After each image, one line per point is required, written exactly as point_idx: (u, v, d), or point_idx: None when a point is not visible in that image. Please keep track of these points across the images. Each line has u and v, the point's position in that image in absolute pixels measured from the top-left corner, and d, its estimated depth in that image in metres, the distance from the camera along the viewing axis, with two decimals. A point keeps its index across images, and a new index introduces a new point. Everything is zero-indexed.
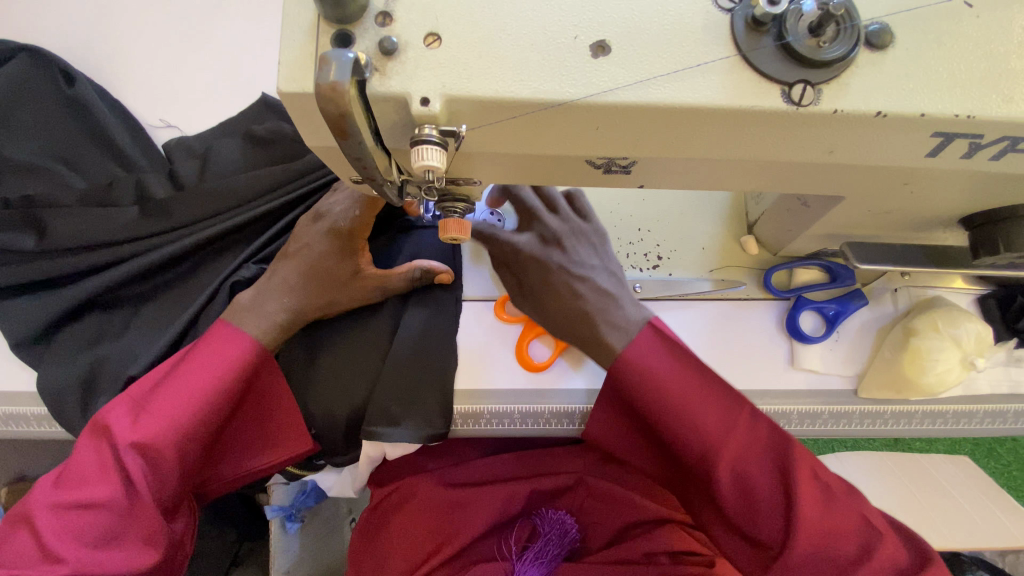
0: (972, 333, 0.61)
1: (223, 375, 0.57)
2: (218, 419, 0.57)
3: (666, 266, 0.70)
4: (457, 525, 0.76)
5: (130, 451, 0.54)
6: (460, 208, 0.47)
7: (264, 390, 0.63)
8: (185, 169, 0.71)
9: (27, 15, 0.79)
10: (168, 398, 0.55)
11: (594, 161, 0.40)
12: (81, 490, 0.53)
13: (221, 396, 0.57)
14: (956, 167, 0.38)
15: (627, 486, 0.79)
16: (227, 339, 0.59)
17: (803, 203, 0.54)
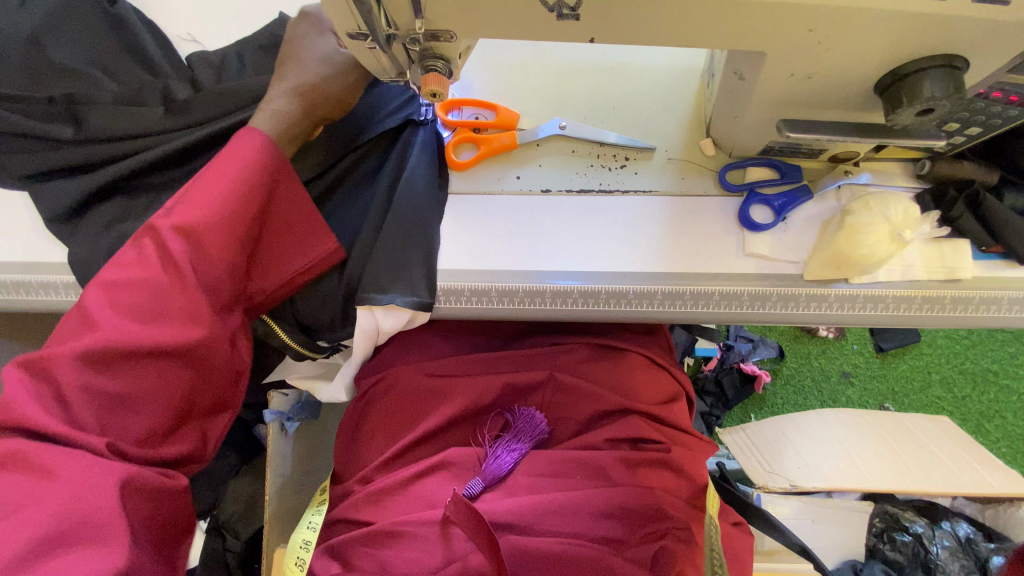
0: (899, 211, 0.70)
1: (243, 167, 0.65)
2: (242, 211, 0.64)
3: (632, 165, 0.78)
4: (430, 412, 0.80)
5: (172, 233, 0.62)
6: (441, 67, 0.56)
7: (286, 193, 0.69)
8: (206, 77, 0.80)
9: None
10: (197, 190, 0.63)
11: (547, 1, 0.48)
12: (134, 273, 0.61)
13: (242, 182, 0.65)
14: (845, 3, 0.48)
15: (597, 381, 0.82)
16: (243, 141, 0.66)
17: (740, 77, 0.62)
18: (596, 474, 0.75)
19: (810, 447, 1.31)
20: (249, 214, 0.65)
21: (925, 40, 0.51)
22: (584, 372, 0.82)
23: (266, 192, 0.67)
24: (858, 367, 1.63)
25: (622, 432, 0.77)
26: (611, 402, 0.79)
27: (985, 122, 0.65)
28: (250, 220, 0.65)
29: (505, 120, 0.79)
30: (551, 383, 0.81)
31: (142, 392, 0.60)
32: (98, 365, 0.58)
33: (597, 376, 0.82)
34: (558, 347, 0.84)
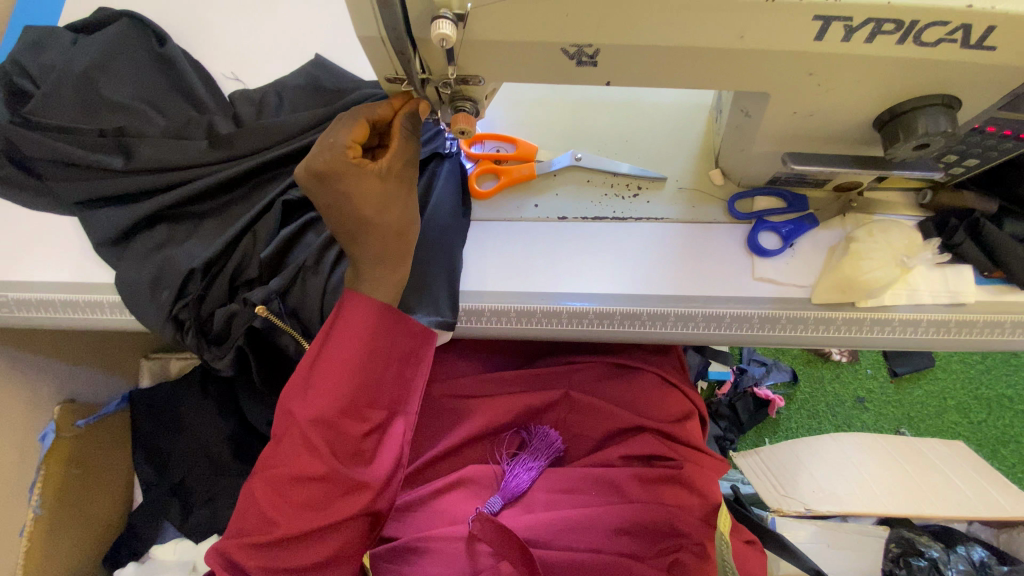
0: (902, 239, 0.73)
1: (363, 333, 0.68)
2: (371, 352, 0.68)
3: (644, 195, 0.82)
4: (451, 429, 0.83)
5: (316, 431, 0.66)
6: (469, 106, 0.61)
7: (401, 330, 0.70)
8: (247, 113, 0.86)
9: None
10: (326, 382, 0.66)
11: (568, 51, 0.53)
12: (292, 469, 0.66)
13: (365, 356, 0.68)
14: (841, 49, 0.51)
15: (612, 400, 0.85)
16: (353, 309, 0.67)
17: (746, 114, 0.66)
18: (612, 490, 0.77)
19: (824, 470, 1.31)
20: (375, 363, 0.69)
21: (919, 83, 0.55)
22: (598, 392, 0.85)
23: (383, 339, 0.69)
24: (872, 392, 1.63)
25: (636, 449, 0.80)
26: (624, 421, 0.82)
27: (982, 155, 0.69)
28: (380, 354, 0.69)
29: (524, 153, 0.84)
30: (567, 401, 0.84)
31: (331, 554, 0.68)
32: (285, 548, 0.66)
33: (611, 396, 0.85)
34: (574, 366, 0.87)
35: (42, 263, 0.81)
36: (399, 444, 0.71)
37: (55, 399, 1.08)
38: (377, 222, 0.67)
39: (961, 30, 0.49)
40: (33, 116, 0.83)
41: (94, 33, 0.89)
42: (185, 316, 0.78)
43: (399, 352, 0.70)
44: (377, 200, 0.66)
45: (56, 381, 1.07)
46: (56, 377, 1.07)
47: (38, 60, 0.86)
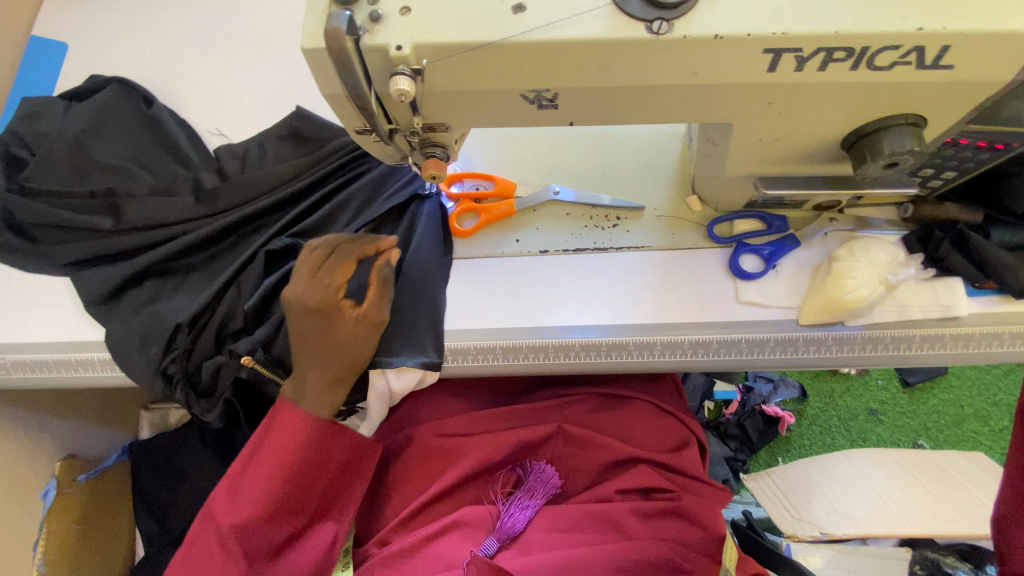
0: (883, 256, 0.72)
1: (291, 443, 0.70)
2: (303, 465, 0.71)
3: (624, 224, 0.83)
4: (445, 470, 0.81)
5: (240, 533, 0.68)
6: (439, 152, 0.63)
7: (336, 444, 0.73)
8: (232, 165, 0.89)
9: (112, 59, 1.00)
10: (250, 487, 0.69)
11: (527, 96, 0.54)
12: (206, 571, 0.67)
13: (297, 465, 0.70)
14: (797, 79, 0.51)
15: (605, 432, 0.83)
16: (291, 419, 0.71)
17: (713, 143, 0.66)
18: (612, 527, 0.75)
19: (838, 491, 1.26)
20: (304, 476, 0.71)
21: (881, 105, 0.55)
22: (591, 423, 0.84)
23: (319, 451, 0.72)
24: (885, 404, 1.59)
25: (633, 481, 0.78)
26: (620, 452, 0.80)
27: (959, 167, 0.68)
28: (307, 469, 0.71)
29: (503, 189, 0.85)
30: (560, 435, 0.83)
31: None
32: None
33: (603, 427, 0.84)
34: (567, 398, 0.86)
35: (33, 325, 0.82)
36: (322, 551, 0.72)
37: (55, 456, 1.08)
38: (334, 349, 0.71)
39: (914, 52, 0.49)
40: (28, 181, 0.85)
41: (86, 100, 0.93)
42: (174, 370, 0.79)
43: (332, 463, 0.73)
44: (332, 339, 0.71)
45: (56, 439, 1.08)
46: (56, 434, 1.08)
47: (33, 128, 0.90)
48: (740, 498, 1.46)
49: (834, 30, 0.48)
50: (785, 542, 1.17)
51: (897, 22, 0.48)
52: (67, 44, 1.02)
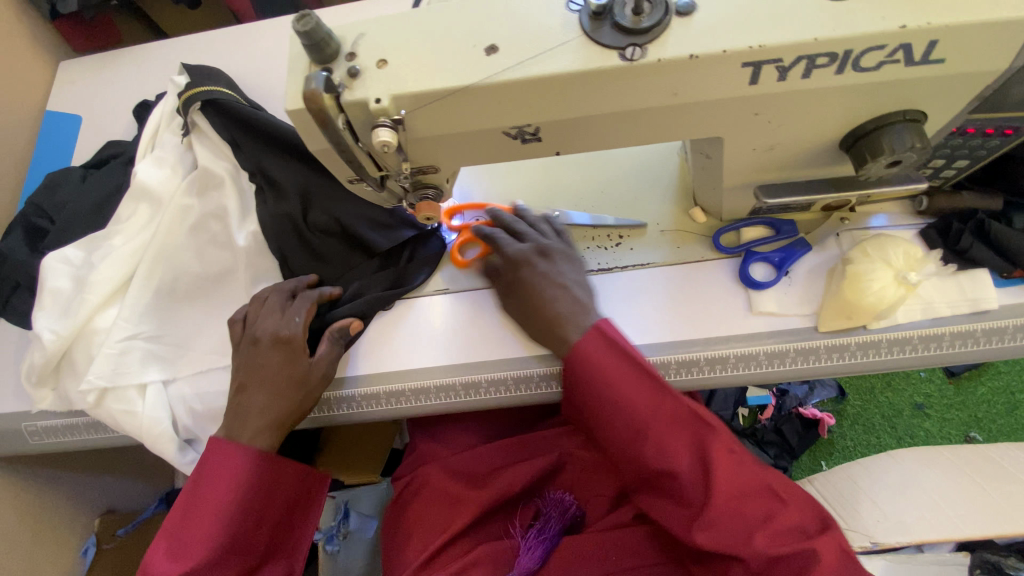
0: (899, 254, 0.69)
1: (225, 491, 0.65)
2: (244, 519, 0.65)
3: (626, 243, 0.81)
4: (462, 506, 0.80)
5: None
6: (431, 193, 0.63)
7: (278, 488, 0.68)
8: (244, 189, 0.86)
9: (124, 128, 1.06)
10: (197, 519, 0.64)
11: (510, 132, 0.55)
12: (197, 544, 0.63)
13: (239, 502, 0.65)
14: (782, 88, 0.50)
15: (642, 409, 0.60)
16: (227, 452, 0.66)
17: (706, 156, 0.65)
18: (661, 490, 0.61)
19: (884, 494, 1.17)
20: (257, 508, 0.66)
21: (877, 104, 0.53)
22: (626, 398, 0.61)
23: (266, 487, 0.68)
24: (931, 397, 1.51)
25: (676, 462, 0.58)
26: (658, 433, 0.59)
27: (971, 155, 0.65)
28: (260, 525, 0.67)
29: (509, 220, 0.84)
30: (592, 403, 0.62)
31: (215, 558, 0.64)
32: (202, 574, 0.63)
33: (638, 400, 0.61)
34: (615, 352, 0.63)
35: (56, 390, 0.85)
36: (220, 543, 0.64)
37: (94, 511, 1.12)
38: None
39: (901, 50, 0.47)
40: (49, 250, 0.90)
41: (102, 168, 0.98)
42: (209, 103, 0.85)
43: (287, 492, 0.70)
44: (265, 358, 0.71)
45: (94, 495, 1.12)
46: (93, 490, 1.11)
47: (52, 199, 0.95)
48: None
49: (813, 38, 0.46)
50: None
51: (877, 22, 0.46)
52: (81, 116, 1.08)
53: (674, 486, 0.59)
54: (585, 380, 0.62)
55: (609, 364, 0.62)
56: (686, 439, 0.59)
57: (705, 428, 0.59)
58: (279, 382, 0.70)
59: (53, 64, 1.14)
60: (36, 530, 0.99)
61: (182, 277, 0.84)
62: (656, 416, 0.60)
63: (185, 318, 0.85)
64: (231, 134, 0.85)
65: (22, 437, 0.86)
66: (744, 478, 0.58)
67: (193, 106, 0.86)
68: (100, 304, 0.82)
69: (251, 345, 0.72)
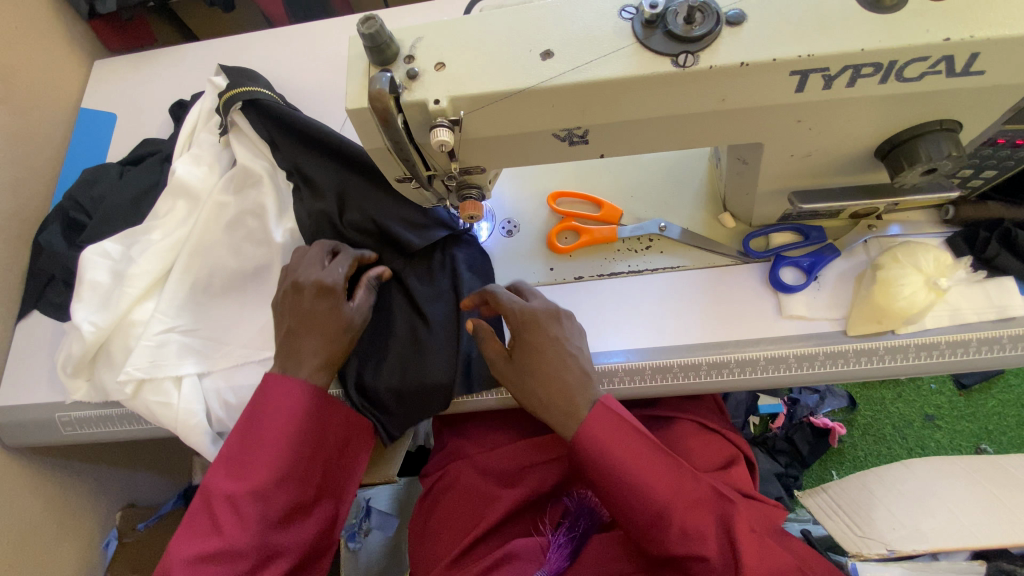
0: (929, 261, 0.71)
1: (287, 414, 0.68)
2: (300, 442, 0.68)
3: (656, 246, 0.83)
4: (491, 506, 0.81)
5: (232, 503, 0.64)
6: (476, 193, 0.65)
7: (331, 419, 0.71)
8: (281, 187, 0.88)
9: (159, 126, 1.08)
10: (260, 444, 0.67)
11: (559, 134, 0.57)
12: (248, 475, 0.65)
13: (297, 432, 0.68)
14: (827, 96, 0.52)
15: (664, 491, 0.63)
16: (287, 386, 0.69)
17: (743, 162, 0.67)
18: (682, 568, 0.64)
19: (901, 504, 1.15)
20: (308, 448, 0.68)
21: (915, 114, 0.55)
22: (649, 481, 0.63)
23: (320, 420, 0.70)
24: (942, 407, 1.52)
25: (703, 545, 0.61)
26: (679, 517, 0.62)
27: (999, 165, 0.67)
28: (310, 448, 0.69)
29: (609, 216, 0.85)
30: (614, 488, 0.64)
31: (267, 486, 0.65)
32: (257, 500, 0.64)
33: (659, 480, 0.63)
34: (624, 429, 0.65)
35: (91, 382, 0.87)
36: (270, 466, 0.65)
37: (117, 505, 1.13)
38: None
39: (943, 61, 0.49)
40: (87, 243, 0.91)
41: (139, 165, 0.99)
42: (250, 103, 0.87)
43: (335, 434, 0.72)
44: (311, 307, 0.73)
45: (118, 489, 1.13)
46: (116, 483, 1.12)
47: (90, 193, 0.96)
48: (795, 515, 1.41)
49: (860, 48, 0.48)
50: (849, 560, 1.04)
51: (922, 34, 0.48)
52: (116, 114, 1.10)
53: (703, 572, 0.61)
54: (602, 466, 0.64)
55: (629, 444, 0.64)
56: (710, 519, 0.63)
57: (723, 510, 0.63)
58: (330, 328, 0.72)
59: (89, 63, 1.16)
60: (61, 522, 0.99)
61: (219, 272, 0.86)
62: (678, 500, 0.63)
63: (221, 312, 0.86)
64: (270, 131, 0.86)
65: (54, 427, 0.87)
66: (773, 560, 0.61)
67: (233, 105, 0.88)
68: (140, 296, 0.83)
69: (293, 292, 0.74)
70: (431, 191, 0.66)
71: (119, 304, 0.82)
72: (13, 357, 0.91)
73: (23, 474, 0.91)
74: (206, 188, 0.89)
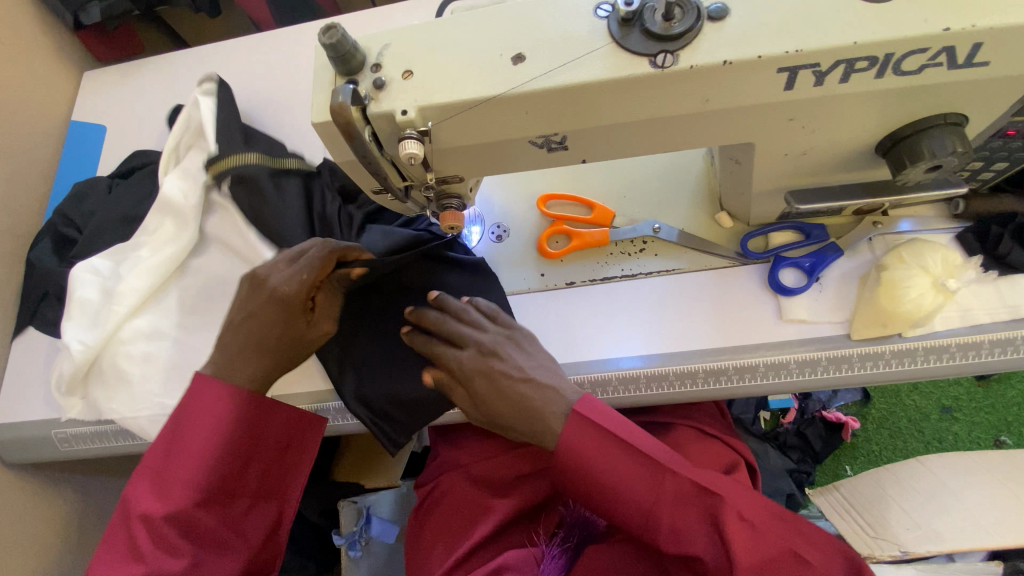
0: (936, 260, 0.67)
1: (207, 422, 0.61)
2: (229, 456, 0.61)
3: (650, 249, 0.80)
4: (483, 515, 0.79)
5: (151, 526, 0.58)
6: (456, 202, 0.62)
7: (270, 422, 0.64)
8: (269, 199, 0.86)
9: (146, 136, 1.07)
10: (180, 460, 0.60)
11: (536, 141, 0.54)
12: (169, 492, 0.59)
13: (225, 441, 0.61)
14: (818, 93, 0.49)
15: (601, 460, 0.60)
16: (207, 391, 0.61)
17: (736, 162, 0.63)
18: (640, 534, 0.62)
19: (917, 503, 1.08)
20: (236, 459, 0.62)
21: (915, 108, 0.52)
22: (582, 448, 0.60)
23: (252, 427, 0.63)
24: (960, 400, 1.47)
25: (643, 497, 0.59)
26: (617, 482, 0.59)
27: (1011, 157, 0.62)
28: (239, 460, 0.62)
29: (601, 218, 0.82)
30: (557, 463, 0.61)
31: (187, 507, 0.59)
32: (180, 521, 0.59)
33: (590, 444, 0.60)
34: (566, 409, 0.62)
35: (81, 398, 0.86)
36: (195, 482, 0.60)
37: None
38: None
39: (945, 52, 0.46)
40: (76, 259, 0.91)
41: (128, 178, 0.98)
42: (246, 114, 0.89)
43: (274, 438, 0.65)
44: (259, 310, 0.65)
45: (122, 499, 1.14)
46: (119, 494, 1.13)
47: (80, 208, 0.96)
48: (807, 513, 1.38)
49: (853, 41, 0.45)
50: (860, 564, 1.00)
51: (920, 24, 0.44)
52: (105, 126, 1.10)
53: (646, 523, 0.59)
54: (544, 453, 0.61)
55: (564, 426, 0.60)
56: (644, 477, 0.59)
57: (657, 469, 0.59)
58: (272, 340, 0.65)
59: (78, 75, 1.16)
60: (65, 534, 1.00)
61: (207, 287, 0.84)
62: (658, 503, 0.59)
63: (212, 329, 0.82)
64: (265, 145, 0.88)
65: (52, 443, 0.87)
66: (764, 547, 0.56)
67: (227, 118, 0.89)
68: (128, 316, 0.82)
69: (249, 288, 0.66)
70: (409, 201, 0.64)
71: (107, 323, 0.81)
72: (10, 374, 0.91)
73: (23, 488, 0.92)
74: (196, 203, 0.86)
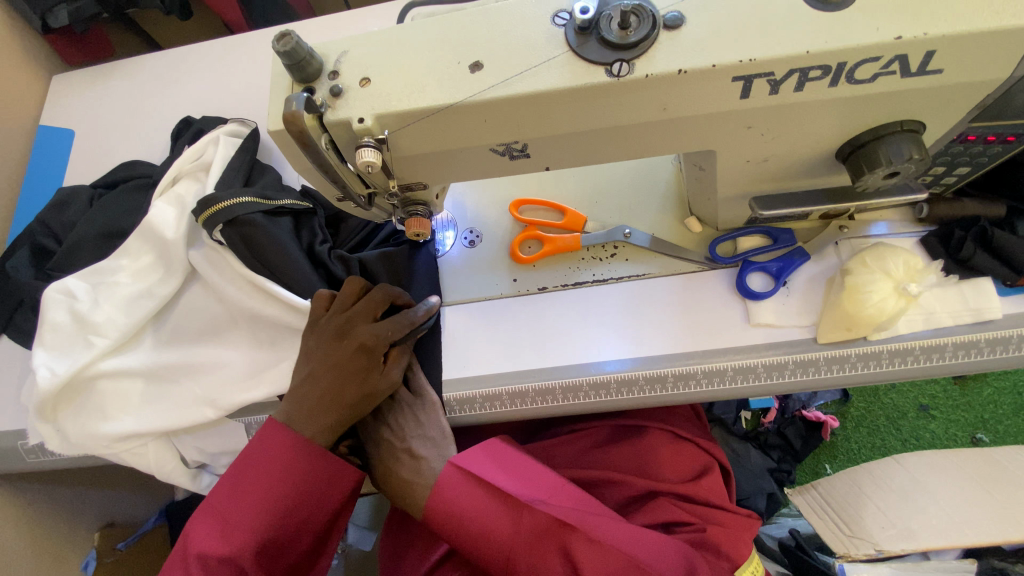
0: (899, 264, 0.68)
1: (277, 469, 0.63)
2: (292, 506, 0.63)
3: (621, 254, 0.80)
4: None
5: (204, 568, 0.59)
6: (421, 210, 0.62)
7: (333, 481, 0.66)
8: None
9: (115, 141, 1.05)
10: (246, 503, 0.62)
11: (497, 149, 0.54)
12: (228, 536, 0.60)
13: (289, 491, 0.63)
14: (774, 102, 0.49)
15: (485, 519, 0.64)
16: (284, 438, 0.65)
17: (700, 168, 0.64)
18: None
19: (891, 501, 1.09)
20: (295, 511, 0.63)
21: (872, 116, 0.52)
22: (468, 511, 0.65)
23: (317, 482, 0.65)
24: (936, 397, 1.49)
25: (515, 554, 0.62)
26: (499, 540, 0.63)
27: (971, 162, 0.63)
28: (299, 513, 0.63)
29: (573, 223, 0.82)
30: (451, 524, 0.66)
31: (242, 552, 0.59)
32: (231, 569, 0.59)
33: (478, 507, 0.65)
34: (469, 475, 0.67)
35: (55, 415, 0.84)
36: (257, 529, 0.61)
37: (95, 525, 1.12)
38: None
39: (897, 61, 0.46)
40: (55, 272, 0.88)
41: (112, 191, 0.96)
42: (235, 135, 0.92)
43: (333, 497, 0.66)
44: (347, 359, 0.67)
45: (95, 508, 1.12)
46: (91, 504, 1.11)
47: (60, 218, 0.94)
48: (787, 512, 1.39)
49: (806, 51, 0.45)
50: (835, 563, 1.00)
51: (872, 33, 0.45)
52: (73, 130, 1.08)
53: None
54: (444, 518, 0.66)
55: (459, 492, 0.66)
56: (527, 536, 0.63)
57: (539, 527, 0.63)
58: (353, 391, 0.67)
59: (46, 79, 1.14)
60: (36, 546, 0.98)
61: (194, 304, 0.83)
62: (515, 538, 0.63)
63: (201, 348, 0.81)
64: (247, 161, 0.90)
65: (17, 455, 0.85)
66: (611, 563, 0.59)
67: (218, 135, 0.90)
68: (116, 339, 0.79)
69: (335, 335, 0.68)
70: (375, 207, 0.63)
71: (87, 338, 0.79)
72: None
73: None
74: (190, 224, 0.82)
